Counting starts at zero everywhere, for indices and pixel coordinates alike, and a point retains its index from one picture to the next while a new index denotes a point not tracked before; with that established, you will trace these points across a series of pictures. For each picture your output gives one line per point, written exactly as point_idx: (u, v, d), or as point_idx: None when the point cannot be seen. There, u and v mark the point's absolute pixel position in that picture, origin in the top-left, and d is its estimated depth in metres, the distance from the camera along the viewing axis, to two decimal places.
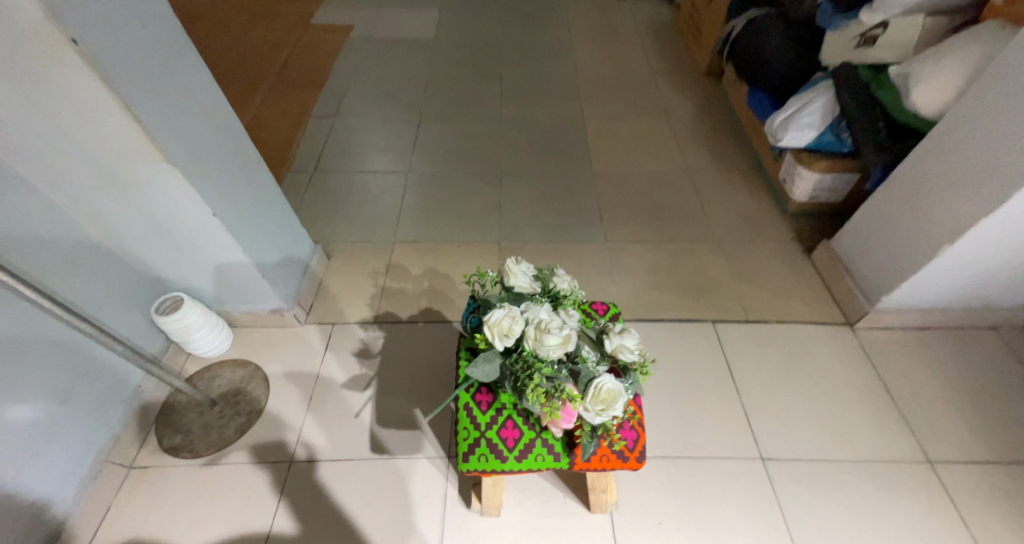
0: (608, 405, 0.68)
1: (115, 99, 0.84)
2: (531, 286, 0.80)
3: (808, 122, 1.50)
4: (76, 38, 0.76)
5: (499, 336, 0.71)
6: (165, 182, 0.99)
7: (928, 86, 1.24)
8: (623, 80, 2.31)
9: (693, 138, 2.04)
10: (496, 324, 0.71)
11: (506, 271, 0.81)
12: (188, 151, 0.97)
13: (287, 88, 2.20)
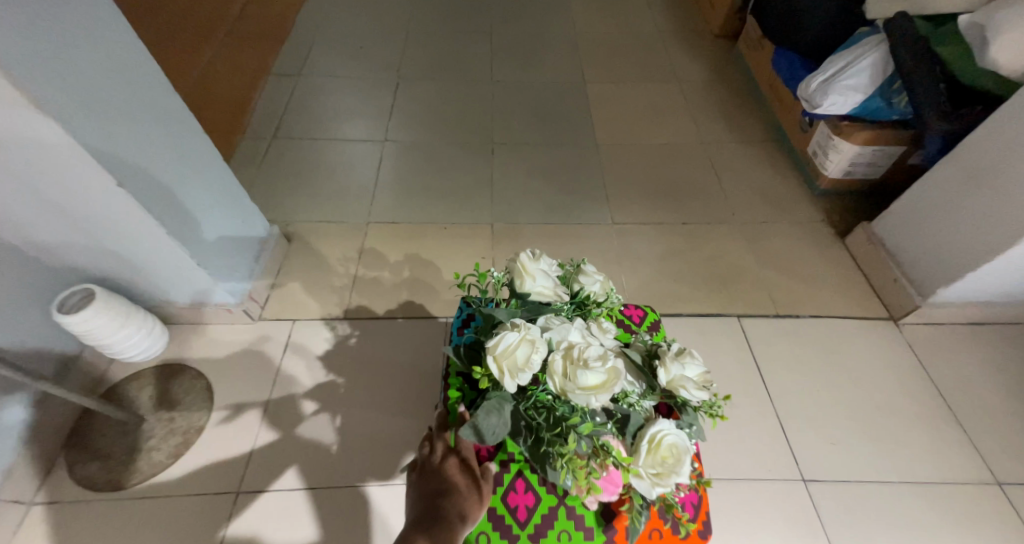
0: (669, 475, 0.55)
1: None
2: (554, 292, 0.63)
3: (850, 85, 1.28)
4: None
5: (512, 373, 0.55)
6: (40, 140, 0.75)
7: (1007, 42, 1.06)
8: (626, 39, 2.06)
9: (707, 106, 1.82)
10: (509, 355, 0.54)
11: (518, 271, 0.63)
12: (74, 98, 0.74)
13: (242, 43, 1.91)
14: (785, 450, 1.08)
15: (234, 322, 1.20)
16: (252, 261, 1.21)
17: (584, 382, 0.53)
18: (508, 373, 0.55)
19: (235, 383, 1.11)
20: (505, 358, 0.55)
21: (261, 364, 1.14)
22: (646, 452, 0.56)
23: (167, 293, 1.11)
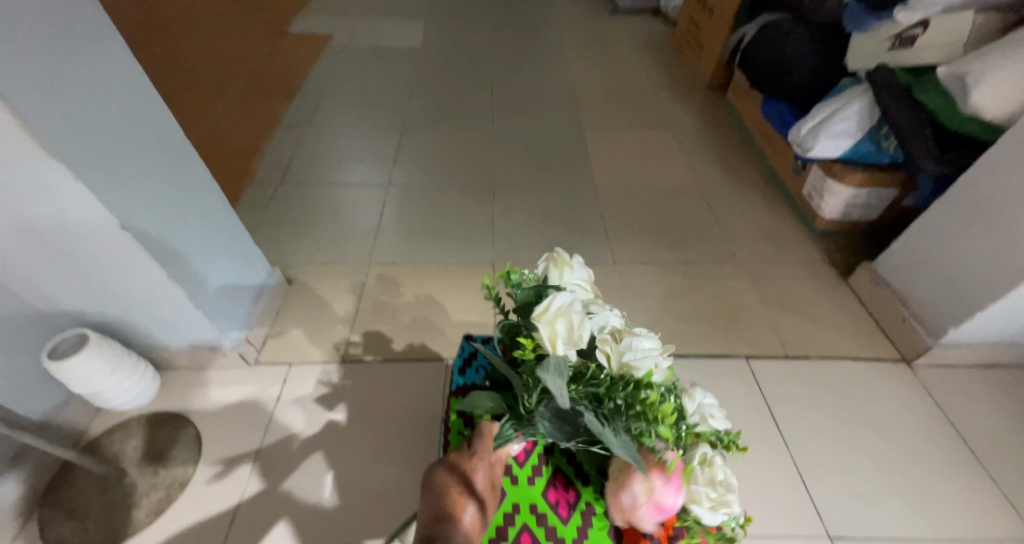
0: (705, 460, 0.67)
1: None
2: (589, 283, 0.74)
3: (844, 129, 1.29)
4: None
5: (569, 339, 0.62)
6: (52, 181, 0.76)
7: (986, 95, 1.01)
8: (622, 90, 2.14)
9: (704, 152, 1.86)
10: (566, 319, 0.62)
11: (556, 261, 0.74)
12: (75, 130, 0.74)
13: (257, 97, 1.98)
14: (804, 499, 1.04)
15: (230, 367, 1.17)
16: (251, 305, 1.19)
17: (640, 353, 0.64)
18: (563, 340, 0.62)
19: (229, 427, 1.08)
20: (558, 321, 0.62)
21: (256, 407, 1.11)
22: (706, 466, 0.67)
23: (164, 340, 1.09)
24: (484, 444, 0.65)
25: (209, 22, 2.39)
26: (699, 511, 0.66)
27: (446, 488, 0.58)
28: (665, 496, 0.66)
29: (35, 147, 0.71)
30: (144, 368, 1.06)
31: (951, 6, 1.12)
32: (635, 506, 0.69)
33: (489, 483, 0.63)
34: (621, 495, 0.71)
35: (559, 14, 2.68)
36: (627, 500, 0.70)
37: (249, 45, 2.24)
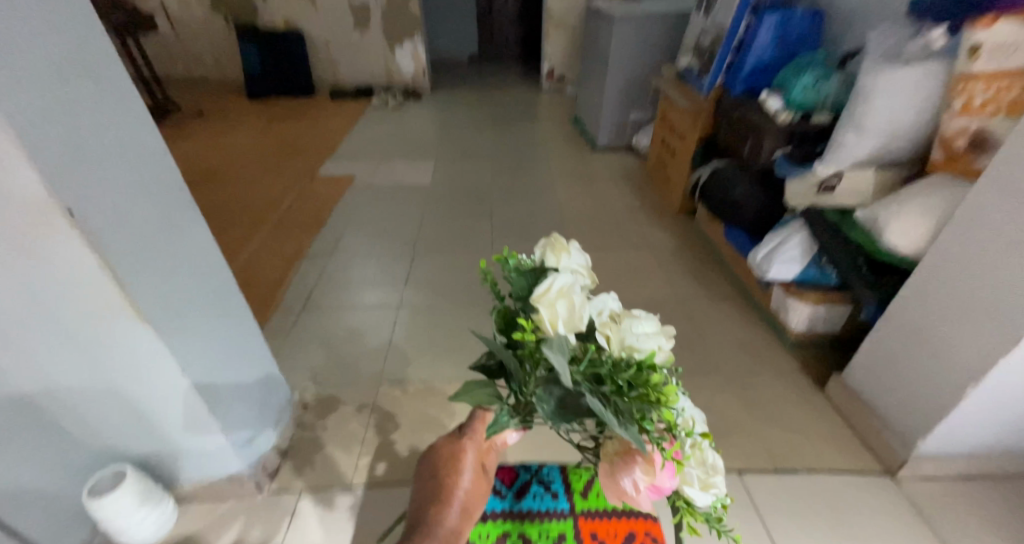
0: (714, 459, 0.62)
1: (97, 261, 0.81)
2: (588, 268, 0.69)
3: (793, 255, 1.46)
4: (71, 208, 0.75)
5: (571, 321, 0.59)
6: (139, 344, 0.93)
7: (896, 235, 1.18)
8: (607, 216, 2.39)
9: (683, 270, 2.04)
10: (567, 301, 0.59)
11: (554, 249, 0.68)
12: (167, 306, 0.93)
13: (286, 233, 2.26)
14: None
15: (247, 494, 1.27)
16: (275, 422, 1.32)
17: (643, 335, 0.62)
18: (564, 323, 0.60)
19: None
20: (561, 304, 0.59)
21: (269, 532, 1.20)
22: (703, 453, 0.62)
23: (197, 469, 1.21)
24: (465, 436, 0.81)
25: (246, 169, 2.75)
26: (692, 492, 0.61)
27: (429, 482, 0.78)
28: (664, 479, 0.59)
29: (137, 319, 0.89)
30: (164, 502, 1.18)
31: (859, 164, 1.33)
32: (629, 493, 0.60)
33: (473, 468, 0.79)
34: (614, 481, 0.61)
35: (549, 150, 3.05)
36: (620, 485, 0.60)
37: (279, 189, 2.58)
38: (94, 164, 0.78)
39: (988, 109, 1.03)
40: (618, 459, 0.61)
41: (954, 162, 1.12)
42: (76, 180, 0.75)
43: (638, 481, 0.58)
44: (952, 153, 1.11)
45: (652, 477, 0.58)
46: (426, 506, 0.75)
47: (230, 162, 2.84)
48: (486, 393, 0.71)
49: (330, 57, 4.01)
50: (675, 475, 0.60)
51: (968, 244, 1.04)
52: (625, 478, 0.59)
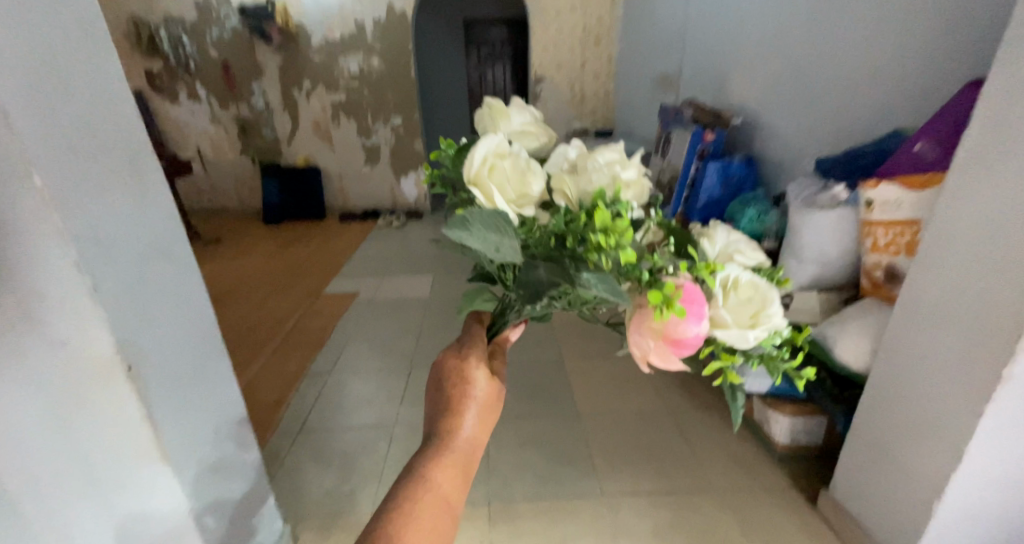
0: (750, 292, 0.49)
1: (143, 408, 0.89)
2: (534, 127, 0.62)
3: (763, 370, 1.58)
4: (131, 362, 0.86)
5: (512, 191, 0.53)
6: (158, 492, 0.96)
7: (844, 351, 1.28)
8: (594, 327, 2.50)
9: (670, 380, 2.11)
10: (498, 170, 0.53)
11: (492, 118, 0.62)
12: (188, 444, 1.00)
13: (288, 353, 2.38)
14: None
15: None
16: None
17: (594, 173, 0.54)
18: (504, 191, 0.52)
19: None
20: (493, 175, 0.53)
21: None
22: (731, 285, 0.50)
23: None
24: (468, 342, 0.66)
25: (255, 291, 2.95)
26: (729, 335, 0.48)
27: (433, 405, 0.60)
28: (687, 328, 0.47)
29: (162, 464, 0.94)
30: None
31: (805, 286, 1.43)
32: (647, 354, 0.50)
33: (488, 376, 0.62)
34: (631, 348, 0.52)
35: None
36: (636, 350, 0.51)
37: (286, 309, 2.76)
38: (151, 323, 0.91)
39: (892, 249, 1.16)
40: (630, 323, 0.53)
41: (877, 288, 1.26)
42: (134, 343, 0.87)
43: (647, 341, 0.49)
44: (874, 281, 1.23)
45: (660, 329, 0.48)
46: (432, 432, 0.58)
47: (242, 284, 3.03)
48: (483, 300, 0.68)
49: (341, 184, 4.42)
50: (704, 317, 0.47)
51: (907, 359, 1.08)
52: (636, 339, 0.51)
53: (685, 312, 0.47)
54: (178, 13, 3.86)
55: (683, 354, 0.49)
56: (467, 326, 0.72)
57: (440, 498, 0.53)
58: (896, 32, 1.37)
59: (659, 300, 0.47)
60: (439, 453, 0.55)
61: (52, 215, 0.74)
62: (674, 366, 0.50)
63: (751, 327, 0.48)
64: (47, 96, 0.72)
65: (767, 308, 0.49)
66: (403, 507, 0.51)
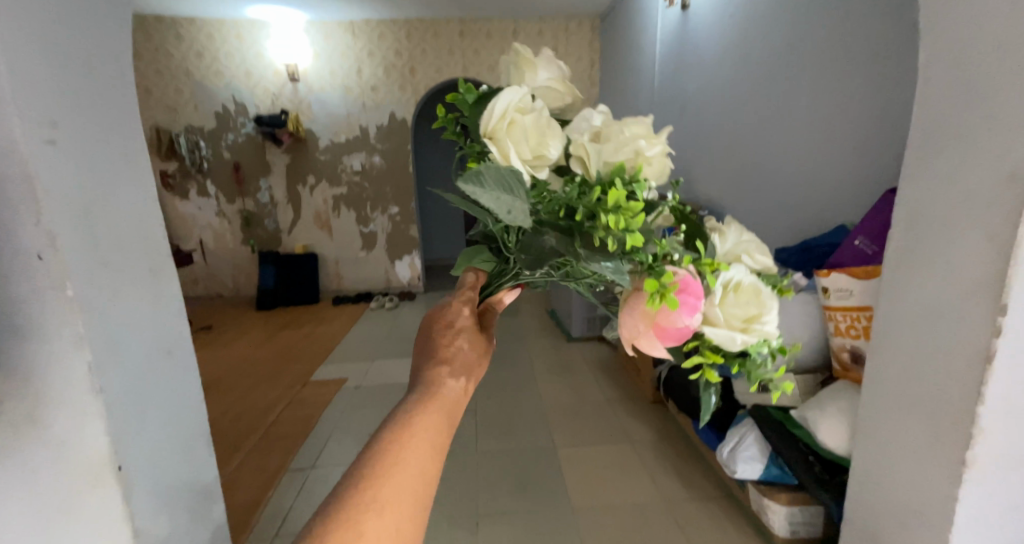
0: (750, 305, 0.51)
1: (126, 515, 0.81)
2: (564, 84, 0.57)
3: (752, 454, 1.56)
4: (120, 462, 0.79)
5: (529, 151, 0.50)
6: None
7: (824, 431, 1.26)
8: (585, 409, 2.48)
9: (663, 467, 2.06)
10: (517, 128, 0.50)
11: (518, 66, 0.57)
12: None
13: (265, 450, 2.28)
14: None
15: None
16: None
17: (618, 146, 0.51)
18: (520, 151, 0.50)
19: None
20: (512, 132, 0.50)
21: None
22: (730, 287, 0.51)
23: None
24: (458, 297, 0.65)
25: (244, 379, 2.92)
26: (719, 334, 0.50)
27: (419, 359, 0.60)
28: (678, 319, 0.50)
29: None
30: None
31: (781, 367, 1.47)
32: (635, 336, 0.53)
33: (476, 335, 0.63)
34: (622, 327, 0.54)
35: (529, 346, 3.28)
36: (626, 329, 0.54)
37: (273, 397, 2.72)
38: (143, 417, 0.86)
39: (853, 332, 1.23)
40: (627, 303, 0.54)
41: (847, 372, 1.31)
42: (125, 440, 0.81)
43: (639, 323, 0.52)
44: (843, 363, 1.29)
45: (653, 316, 0.50)
46: (417, 383, 0.58)
47: (231, 375, 2.99)
48: (481, 261, 0.64)
49: (336, 270, 4.54)
50: (696, 312, 0.50)
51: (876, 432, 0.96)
52: (628, 320, 0.53)
53: (679, 306, 0.49)
54: (197, 120, 4.17)
55: (669, 342, 0.51)
56: (465, 281, 0.68)
57: (424, 447, 0.52)
58: (831, 137, 1.55)
59: (655, 291, 0.50)
60: (422, 403, 0.55)
61: (76, 317, 0.73)
62: (658, 351, 0.53)
63: (741, 333, 0.50)
64: (86, 205, 0.76)
65: (758, 315, 0.51)
66: (386, 453, 0.51)
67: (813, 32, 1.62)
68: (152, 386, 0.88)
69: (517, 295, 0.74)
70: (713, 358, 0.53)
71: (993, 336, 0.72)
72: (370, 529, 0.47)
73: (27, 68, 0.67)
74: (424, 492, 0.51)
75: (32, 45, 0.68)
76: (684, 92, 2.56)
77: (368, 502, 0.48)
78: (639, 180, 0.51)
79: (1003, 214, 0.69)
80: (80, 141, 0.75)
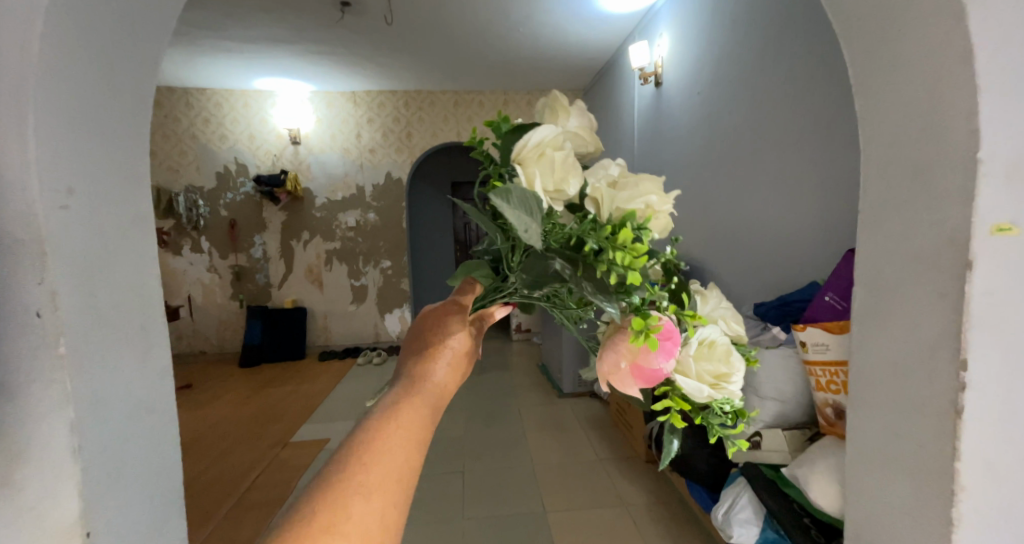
0: (723, 367, 0.54)
1: None
2: (593, 132, 0.58)
3: (746, 515, 1.42)
4: None
5: (552, 183, 0.51)
6: None
7: (816, 490, 1.21)
8: (577, 470, 2.38)
9: (659, 531, 1.95)
10: (546, 158, 0.51)
11: (552, 108, 0.57)
12: None
13: (244, 512, 2.17)
14: None
15: None
16: None
17: (633, 195, 0.53)
18: (543, 182, 0.51)
19: None
20: (540, 162, 0.51)
21: None
22: (705, 343, 0.55)
23: None
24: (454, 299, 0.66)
25: (222, 442, 2.79)
26: (688, 384, 0.53)
27: (408, 354, 0.60)
28: (654, 362, 0.52)
29: None
30: None
31: (769, 424, 1.47)
32: (612, 371, 0.54)
33: (466, 332, 0.62)
34: (600, 361, 0.56)
35: (519, 404, 3.20)
36: (604, 363, 0.55)
37: (250, 460, 2.59)
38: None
39: (833, 387, 1.25)
40: (609, 339, 0.56)
41: (832, 426, 1.29)
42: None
43: (618, 359, 0.53)
44: (826, 418, 1.29)
45: (632, 355, 0.53)
46: (405, 375, 0.57)
47: (209, 437, 2.86)
48: (479, 276, 0.62)
49: (325, 324, 4.51)
50: (671, 359, 0.53)
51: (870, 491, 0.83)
52: (608, 355, 0.55)
53: (657, 349, 0.52)
54: (198, 180, 4.26)
55: (642, 384, 0.53)
56: (460, 288, 0.67)
57: (411, 434, 0.51)
58: (798, 196, 1.61)
59: (639, 330, 0.52)
60: (410, 394, 0.55)
61: (64, 379, 0.50)
62: (630, 391, 0.55)
63: (709, 387, 0.53)
64: (97, 263, 0.54)
65: (726, 375, 0.54)
66: (374, 437, 0.50)
67: (772, 106, 1.73)
68: (161, 480, 0.60)
69: (508, 310, 0.72)
70: (679, 407, 0.56)
71: (959, 391, 0.67)
72: (355, 514, 0.45)
73: (51, 111, 0.50)
74: (408, 479, 0.49)
75: (67, 99, 0.52)
76: (664, 158, 2.69)
77: (354, 484, 0.46)
78: (648, 228, 0.54)
79: (949, 272, 0.68)
80: (106, 198, 0.55)
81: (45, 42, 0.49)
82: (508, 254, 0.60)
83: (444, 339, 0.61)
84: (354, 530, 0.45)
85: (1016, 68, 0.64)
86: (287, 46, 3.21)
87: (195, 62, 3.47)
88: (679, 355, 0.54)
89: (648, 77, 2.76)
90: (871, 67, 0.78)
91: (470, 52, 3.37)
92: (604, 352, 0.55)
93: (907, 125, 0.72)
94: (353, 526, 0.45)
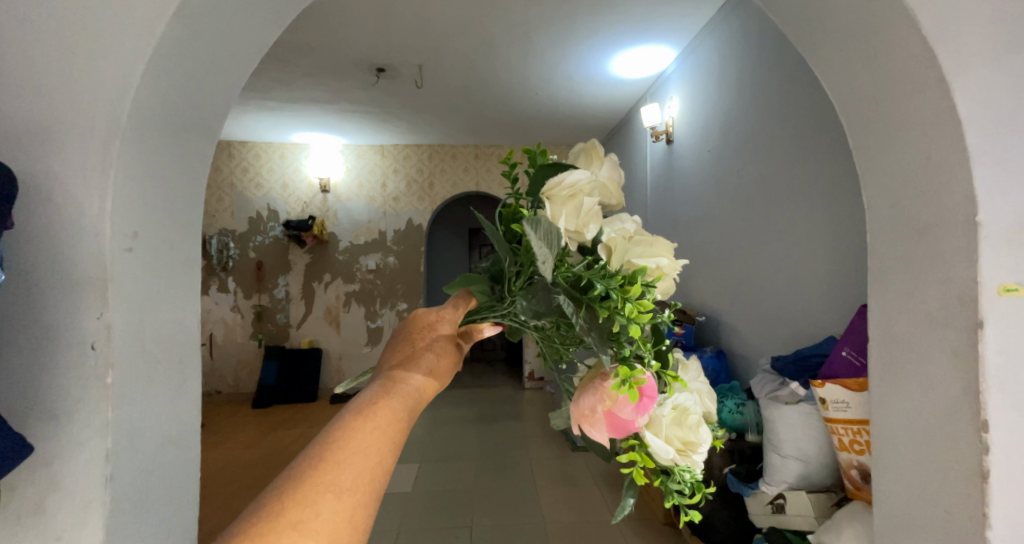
0: (694, 437, 0.54)
1: None
2: (620, 185, 0.58)
3: None
4: None
5: (574, 225, 0.53)
6: None
7: None
8: (590, 527, 2.29)
9: None
10: (575, 201, 0.53)
11: (588, 155, 0.58)
12: None
13: None
14: None
15: None
16: None
17: (645, 254, 0.55)
18: (566, 222, 0.53)
19: None
20: (567, 204, 0.54)
21: None
22: (678, 410, 0.55)
23: None
24: (449, 307, 0.64)
25: (231, 483, 2.75)
26: (656, 443, 0.53)
27: (389, 359, 0.61)
28: (629, 413, 0.52)
29: None
30: None
31: (792, 485, 1.41)
32: (586, 414, 0.54)
33: (451, 340, 0.63)
34: (576, 402, 0.56)
35: (531, 456, 3.12)
36: (580, 405, 0.55)
37: None
38: None
39: (857, 446, 1.21)
40: (589, 382, 0.57)
41: (860, 491, 1.23)
42: None
43: (596, 404, 0.54)
44: (854, 481, 1.23)
45: (610, 403, 0.53)
46: (383, 376, 0.57)
47: (221, 478, 2.81)
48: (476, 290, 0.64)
49: (339, 366, 4.50)
50: (641, 412, 0.53)
51: None
52: (586, 398, 0.55)
53: (635, 401, 0.52)
54: (232, 224, 4.44)
55: (613, 433, 0.53)
56: (454, 299, 0.66)
57: (385, 433, 0.49)
58: (809, 252, 1.62)
59: (623, 379, 0.53)
60: (388, 394, 0.54)
61: (107, 408, 0.52)
62: (597, 437, 0.55)
63: (675, 451, 0.54)
64: (149, 304, 0.58)
65: (693, 443, 0.54)
66: (347, 434, 0.48)
67: (778, 164, 1.78)
68: (177, 512, 0.61)
69: (497, 330, 0.70)
70: (643, 463, 0.56)
71: (982, 454, 0.66)
72: (324, 513, 0.43)
73: (133, 169, 0.55)
74: (379, 479, 0.47)
75: (145, 155, 0.57)
76: (677, 213, 2.74)
77: (325, 480, 0.45)
78: (654, 287, 0.55)
79: (962, 332, 0.67)
80: (160, 249, 0.59)
81: (137, 102, 0.54)
82: (511, 278, 0.62)
83: (426, 348, 0.61)
84: (321, 528, 0.43)
85: (1008, 137, 0.66)
86: (325, 105, 3.40)
87: (239, 119, 3.70)
88: (653, 413, 0.55)
89: (659, 135, 2.86)
90: (871, 138, 0.81)
91: (494, 112, 3.53)
92: (581, 393, 0.56)
93: (909, 187, 0.75)
94: (321, 524, 0.43)
